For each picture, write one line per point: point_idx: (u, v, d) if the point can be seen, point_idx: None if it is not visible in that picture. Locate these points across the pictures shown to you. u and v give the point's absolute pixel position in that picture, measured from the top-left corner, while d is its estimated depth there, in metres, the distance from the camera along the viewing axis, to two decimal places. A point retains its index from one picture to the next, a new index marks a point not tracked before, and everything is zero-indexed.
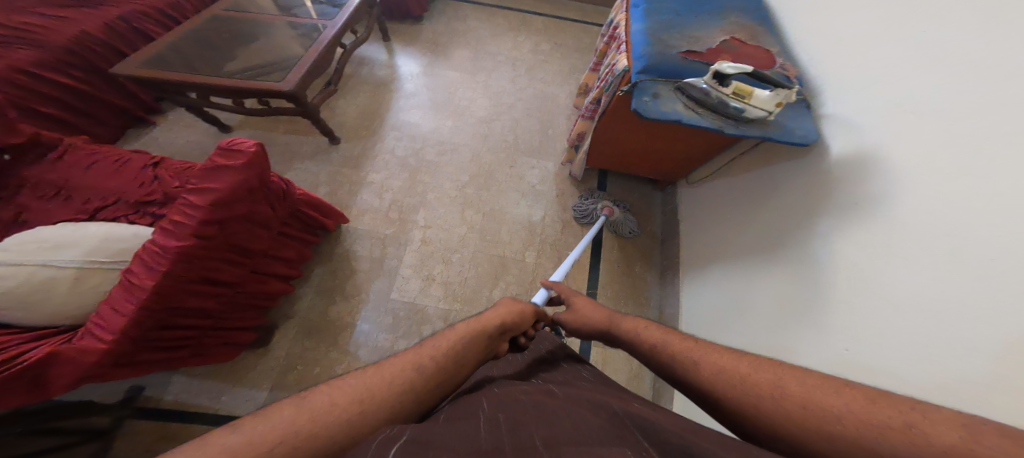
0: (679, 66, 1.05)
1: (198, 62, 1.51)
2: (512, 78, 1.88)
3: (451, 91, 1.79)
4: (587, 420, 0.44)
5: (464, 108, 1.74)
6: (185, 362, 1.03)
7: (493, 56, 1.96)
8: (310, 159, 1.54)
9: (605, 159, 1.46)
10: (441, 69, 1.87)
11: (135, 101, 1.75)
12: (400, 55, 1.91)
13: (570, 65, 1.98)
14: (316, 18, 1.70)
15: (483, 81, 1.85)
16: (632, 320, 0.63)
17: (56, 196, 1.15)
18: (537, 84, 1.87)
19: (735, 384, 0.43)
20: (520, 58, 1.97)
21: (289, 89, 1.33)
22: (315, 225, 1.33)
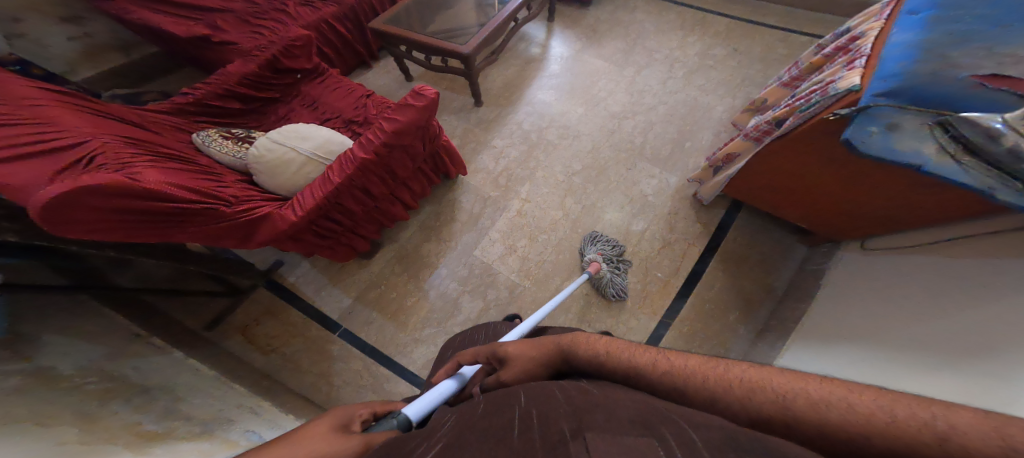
0: (962, 94, 0.71)
1: (416, 24, 1.85)
2: (662, 80, 1.72)
3: (592, 80, 1.75)
4: (618, 408, 0.39)
5: (601, 99, 1.68)
6: (328, 251, 1.32)
7: (651, 53, 1.83)
8: (453, 113, 1.76)
9: (751, 189, 1.20)
10: (589, 57, 1.84)
11: (369, 48, 2.22)
12: (556, 37, 1.96)
13: (742, 76, 1.69)
14: None
15: (629, 76, 1.75)
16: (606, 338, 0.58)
17: (309, 105, 1.63)
18: (692, 91, 1.66)
19: (726, 383, 0.40)
20: (680, 60, 1.79)
21: (466, 52, 1.52)
22: (441, 169, 1.51)
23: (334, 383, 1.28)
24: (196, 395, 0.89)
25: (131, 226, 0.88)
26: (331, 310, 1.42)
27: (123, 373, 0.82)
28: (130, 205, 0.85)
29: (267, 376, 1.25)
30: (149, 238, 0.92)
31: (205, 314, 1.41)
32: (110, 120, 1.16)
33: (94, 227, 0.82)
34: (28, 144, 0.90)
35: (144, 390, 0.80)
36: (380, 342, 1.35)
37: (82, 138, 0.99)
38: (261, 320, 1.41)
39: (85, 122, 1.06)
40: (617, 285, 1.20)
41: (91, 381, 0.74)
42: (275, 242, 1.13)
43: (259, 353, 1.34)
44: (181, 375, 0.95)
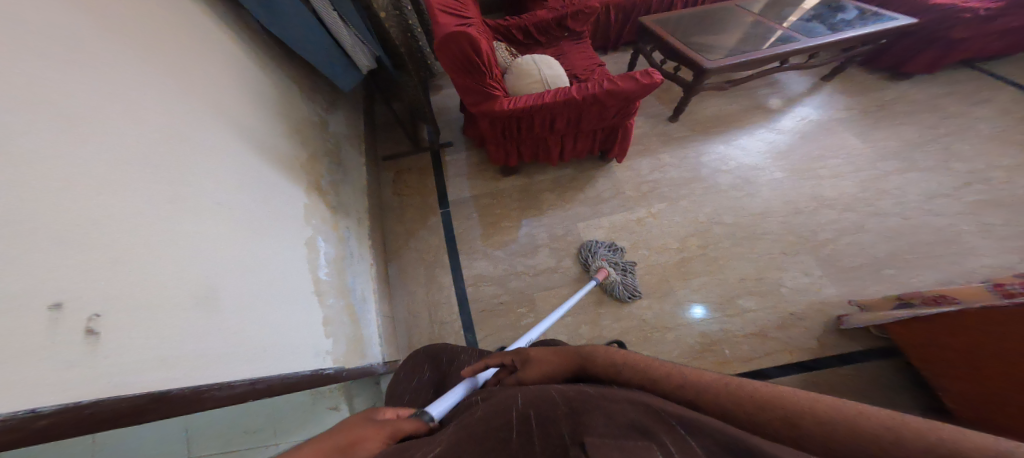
0: None
1: (683, 30, 1.94)
2: (897, 185, 1.62)
3: (819, 154, 1.77)
4: (617, 406, 0.40)
5: (815, 176, 1.68)
6: (498, 148, 1.62)
7: (903, 157, 1.73)
8: (647, 117, 2.01)
9: (939, 342, 0.99)
10: (841, 131, 1.87)
11: (620, 38, 2.51)
12: (808, 101, 2.05)
13: (1004, 231, 1.44)
14: (793, 32, 1.87)
15: (865, 167, 1.70)
16: (601, 350, 0.56)
17: (557, 55, 1.99)
18: (922, 211, 1.52)
19: (730, 400, 0.40)
20: (941, 174, 1.65)
21: (708, 67, 1.63)
22: (606, 146, 1.71)
23: (411, 242, 1.60)
24: (350, 185, 1.45)
25: (452, 65, 1.30)
26: (452, 192, 1.74)
27: (340, 148, 1.47)
28: (465, 56, 1.26)
29: (381, 210, 1.66)
30: (449, 71, 1.33)
31: (390, 150, 1.94)
32: (475, 8, 1.73)
33: (444, 51, 1.26)
34: (451, 9, 1.43)
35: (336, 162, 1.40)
36: (462, 236, 1.59)
37: (464, 9, 1.52)
38: (412, 174, 1.83)
39: (469, 5, 1.62)
40: (631, 284, 1.33)
41: (325, 141, 1.37)
42: (482, 114, 1.46)
43: (395, 192, 1.76)
44: (359, 171, 1.57)
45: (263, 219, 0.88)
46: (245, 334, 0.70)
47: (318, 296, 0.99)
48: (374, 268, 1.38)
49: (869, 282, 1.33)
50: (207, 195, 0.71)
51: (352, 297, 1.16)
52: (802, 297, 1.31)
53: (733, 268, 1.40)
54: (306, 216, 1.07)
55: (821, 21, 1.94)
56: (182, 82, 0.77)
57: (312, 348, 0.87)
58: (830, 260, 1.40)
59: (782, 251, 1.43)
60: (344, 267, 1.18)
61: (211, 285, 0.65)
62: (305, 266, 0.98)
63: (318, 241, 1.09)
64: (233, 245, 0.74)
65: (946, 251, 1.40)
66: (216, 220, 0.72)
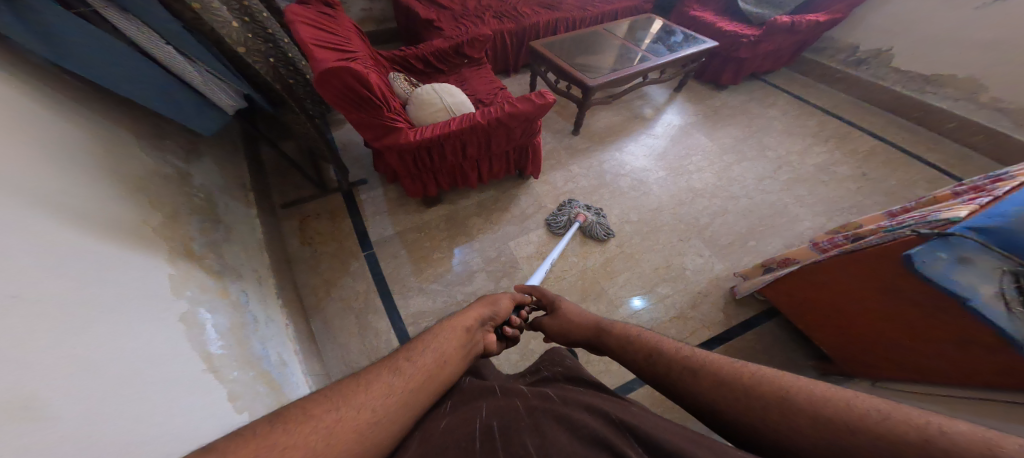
0: None
1: (566, 53, 2.19)
2: (740, 173, 2.09)
3: (687, 153, 2.17)
4: (579, 419, 0.45)
5: (688, 172, 2.05)
6: (414, 180, 1.58)
7: (740, 150, 2.25)
8: (552, 133, 2.20)
9: (794, 294, 1.30)
10: (698, 133, 2.34)
11: (515, 62, 2.71)
12: (671, 109, 2.50)
13: (808, 198, 1.97)
14: (643, 51, 2.29)
15: (719, 160, 2.16)
16: (622, 328, 0.70)
17: (460, 81, 2.04)
18: (760, 191, 1.99)
19: (733, 378, 0.51)
20: (765, 161, 2.19)
21: (591, 85, 1.89)
22: (522, 165, 1.81)
23: (333, 293, 1.43)
24: (240, 246, 1.23)
25: (341, 101, 1.24)
26: (372, 232, 1.62)
27: (218, 204, 1.25)
28: (356, 91, 1.20)
29: (289, 264, 1.46)
30: (340, 107, 1.25)
31: (288, 196, 1.73)
32: (361, 40, 1.67)
33: (330, 87, 1.18)
34: (332, 44, 1.36)
35: (215, 221, 1.18)
36: (392, 276, 1.49)
37: (346, 42, 1.46)
38: (320, 218, 1.65)
39: (352, 37, 1.56)
40: (603, 224, 1.67)
41: (194, 198, 1.15)
42: (388, 148, 1.41)
43: (302, 241, 1.57)
44: (249, 226, 1.35)
45: (106, 299, 0.68)
46: (105, 431, 0.52)
47: (213, 373, 0.80)
48: (290, 328, 1.20)
49: (740, 253, 1.68)
50: (3, 276, 0.53)
51: (266, 365, 0.98)
52: (703, 275, 1.58)
53: (646, 260, 1.61)
54: (175, 288, 0.87)
55: (661, 43, 2.40)
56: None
57: (224, 438, 0.71)
58: (712, 240, 1.72)
59: (678, 239, 1.70)
60: (247, 335, 0.99)
61: (31, 389, 0.48)
62: (187, 345, 0.79)
63: (199, 316, 0.88)
64: (59, 334, 0.56)
65: (780, 218, 1.85)
66: (22, 306, 0.53)
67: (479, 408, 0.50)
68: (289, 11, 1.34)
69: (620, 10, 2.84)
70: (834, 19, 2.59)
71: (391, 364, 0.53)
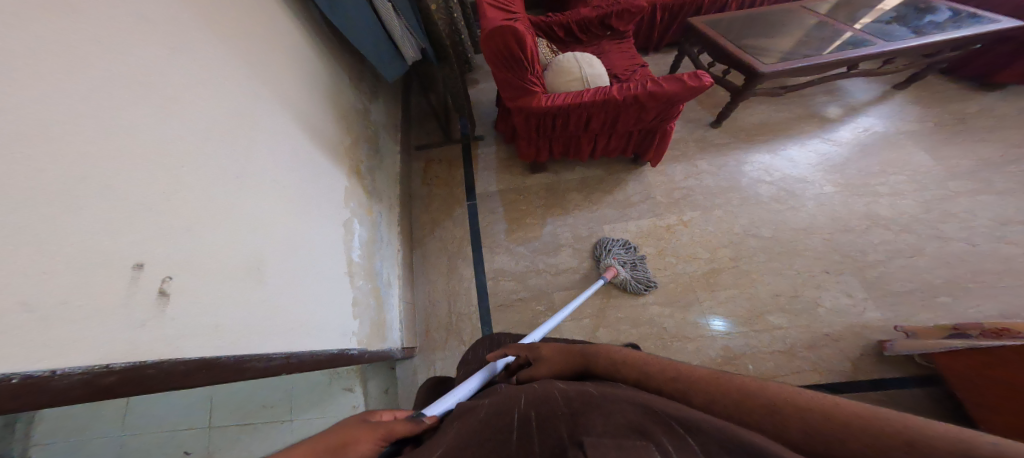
0: None
1: (734, 31, 1.86)
2: (965, 208, 1.48)
3: (876, 169, 1.64)
4: (613, 405, 0.40)
5: (869, 193, 1.56)
6: (529, 145, 1.63)
7: (976, 177, 1.57)
8: (686, 121, 1.94)
9: (979, 371, 0.94)
10: (905, 146, 1.72)
11: (664, 39, 2.45)
12: (868, 111, 1.91)
13: None
14: (867, 35, 1.74)
15: (929, 186, 1.56)
16: (597, 347, 0.59)
17: (597, 53, 1.96)
18: (995, 238, 1.38)
19: (700, 389, 0.43)
20: (1021, 199, 1.49)
21: (764, 71, 1.56)
22: (641, 150, 1.67)
23: (436, 231, 1.63)
24: (384, 171, 1.50)
25: (494, 61, 1.32)
26: (479, 185, 1.76)
27: (379, 134, 1.54)
28: (510, 49, 1.27)
29: (409, 197, 1.71)
30: (488, 63, 1.34)
31: (422, 140, 2.00)
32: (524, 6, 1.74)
33: (489, 43, 1.27)
34: (501, 5, 1.46)
35: (373, 145, 1.46)
36: (485, 229, 1.61)
37: (513, 6, 1.54)
38: (442, 165, 1.87)
39: (518, 2, 1.64)
40: (642, 278, 1.33)
41: (366, 125, 1.44)
42: (519, 110, 1.46)
43: (423, 180, 1.81)
44: (393, 157, 1.63)
45: (310, 196, 0.94)
46: (284, 306, 0.74)
47: (348, 276, 1.03)
48: (399, 254, 1.42)
49: (919, 312, 1.22)
50: (262, 175, 0.76)
51: (378, 281, 1.20)
52: (837, 318, 1.22)
53: (766, 284, 1.32)
54: (346, 199, 1.12)
55: (903, 24, 1.79)
56: (251, 63, 0.84)
57: (342, 327, 0.93)
58: (876, 284, 1.30)
59: (822, 270, 1.34)
60: (374, 251, 1.23)
61: (259, 260, 0.69)
62: (341, 246, 1.03)
63: (354, 225, 1.14)
64: (279, 221, 0.79)
65: (1017, 284, 1.26)
66: (267, 198, 0.76)
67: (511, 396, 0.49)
68: None
69: None
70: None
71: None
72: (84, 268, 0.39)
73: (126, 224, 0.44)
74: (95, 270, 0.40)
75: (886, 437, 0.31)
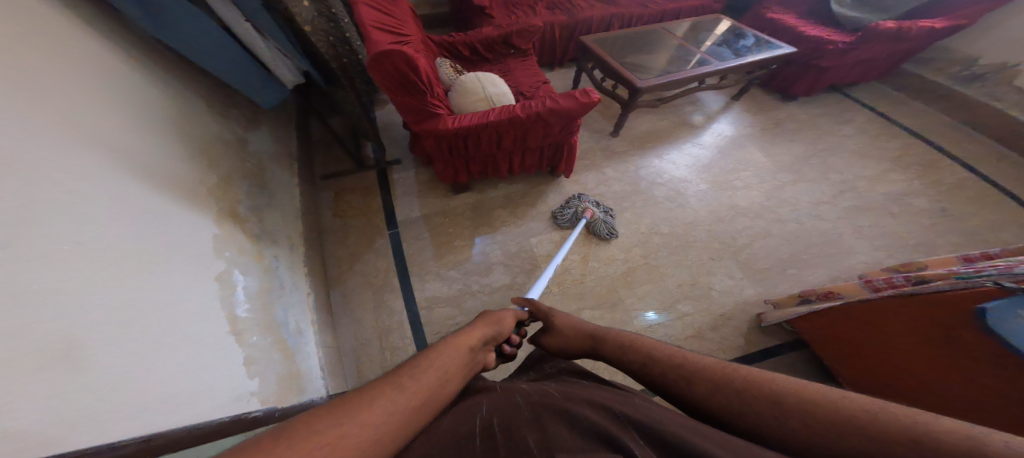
0: None
1: (617, 51, 2.12)
2: (793, 194, 1.93)
3: (734, 168, 2.03)
4: (576, 411, 0.42)
5: (733, 188, 1.92)
6: (445, 166, 1.61)
7: (797, 170, 2.07)
8: (590, 133, 2.15)
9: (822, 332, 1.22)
10: (751, 148, 2.18)
11: (562, 56, 2.68)
12: (723, 119, 2.36)
13: (871, 230, 1.78)
14: (703, 54, 2.16)
15: (770, 179, 2.00)
16: (611, 333, 0.69)
17: (503, 72, 2.05)
18: (814, 216, 1.83)
19: (718, 378, 0.48)
20: (824, 184, 2.00)
21: (641, 87, 1.82)
22: (555, 164, 1.80)
23: (355, 266, 1.50)
24: (279, 210, 1.33)
25: (392, 84, 1.29)
26: (400, 212, 1.68)
27: (266, 168, 1.36)
28: (406, 72, 1.24)
29: (319, 232, 1.55)
30: (385, 86, 1.29)
31: (329, 169, 1.84)
32: (415, 25, 1.71)
33: (381, 66, 1.22)
34: (389, 27, 1.42)
35: (260, 181, 1.28)
36: (412, 257, 1.54)
37: (403, 27, 1.51)
38: (354, 193, 1.74)
39: (408, 22, 1.61)
40: (609, 224, 1.63)
41: (247, 161, 1.26)
42: (426, 133, 1.44)
43: (334, 213, 1.66)
44: (290, 192, 1.46)
45: (158, 250, 0.76)
46: (126, 392, 0.57)
47: (235, 336, 0.87)
48: (311, 298, 1.27)
49: (776, 281, 1.55)
50: (62, 228, 0.59)
51: (284, 333, 1.05)
52: (729, 298, 1.48)
53: (671, 275, 1.53)
54: (216, 249, 0.95)
55: (728, 46, 2.26)
56: (20, 87, 0.64)
57: (236, 400, 0.77)
58: (747, 263, 1.60)
59: (709, 257, 1.60)
60: (272, 301, 1.07)
61: (69, 336, 0.53)
62: (217, 304, 0.86)
63: (233, 276, 0.96)
64: (104, 283, 0.62)
65: (831, 249, 1.68)
66: (74, 257, 0.59)
67: (477, 408, 0.49)
68: None
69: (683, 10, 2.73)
70: (953, 26, 2.27)
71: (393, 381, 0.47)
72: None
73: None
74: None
75: (895, 432, 0.34)
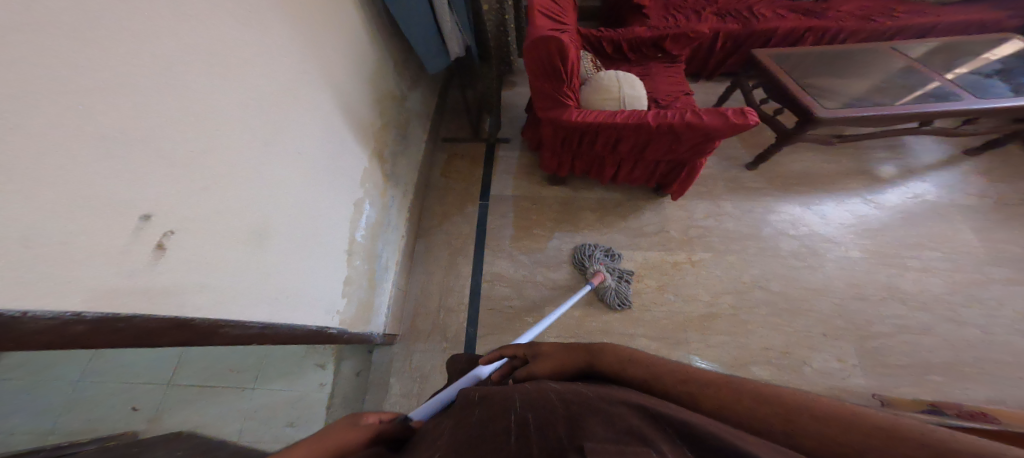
0: None
1: (800, 68, 1.80)
2: (996, 297, 1.39)
3: (905, 240, 1.56)
4: (614, 408, 0.38)
5: (894, 264, 1.48)
6: (554, 158, 1.65)
7: (1015, 268, 1.48)
8: (717, 157, 1.91)
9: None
10: (943, 220, 1.63)
11: (716, 68, 2.41)
12: (912, 175, 1.82)
13: None
14: (951, 86, 1.66)
15: (963, 268, 1.48)
16: (599, 346, 0.54)
17: (642, 74, 1.95)
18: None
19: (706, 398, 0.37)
20: None
21: (822, 116, 1.51)
22: (664, 182, 1.66)
23: (445, 225, 1.67)
24: (407, 159, 1.55)
25: (538, 67, 1.34)
26: (495, 187, 1.79)
27: (410, 123, 1.60)
28: (555, 59, 1.30)
29: (426, 187, 1.77)
30: (529, 70, 1.36)
31: (450, 134, 2.05)
32: (573, 18, 1.76)
33: (534, 50, 1.30)
34: (553, 16, 1.50)
35: (402, 134, 1.52)
36: (494, 232, 1.64)
37: (564, 18, 1.57)
38: (463, 162, 1.91)
39: (569, 12, 1.67)
40: (622, 292, 1.37)
41: (399, 114, 1.50)
42: (547, 121, 1.48)
43: (442, 174, 1.86)
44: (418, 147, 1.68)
45: (330, 176, 0.99)
46: (274, 276, 0.78)
47: (348, 255, 1.09)
48: (403, 241, 1.47)
49: (917, 395, 1.17)
50: (289, 145, 0.81)
51: (376, 264, 1.25)
52: (821, 379, 1.19)
53: (760, 336, 1.29)
54: (363, 180, 1.17)
55: (1002, 81, 1.69)
56: (303, 34, 0.89)
57: (326, 301, 0.97)
58: (881, 361, 1.24)
59: (823, 333, 1.29)
60: (378, 234, 1.28)
61: (262, 225, 0.73)
62: (347, 224, 1.09)
63: (365, 205, 1.18)
64: (296, 190, 0.84)
65: None
66: (286, 167, 0.80)
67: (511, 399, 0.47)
68: None
69: (914, 28, 2.13)
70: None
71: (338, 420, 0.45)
72: (83, 216, 0.42)
73: (151, 179, 0.49)
74: (94, 217, 0.43)
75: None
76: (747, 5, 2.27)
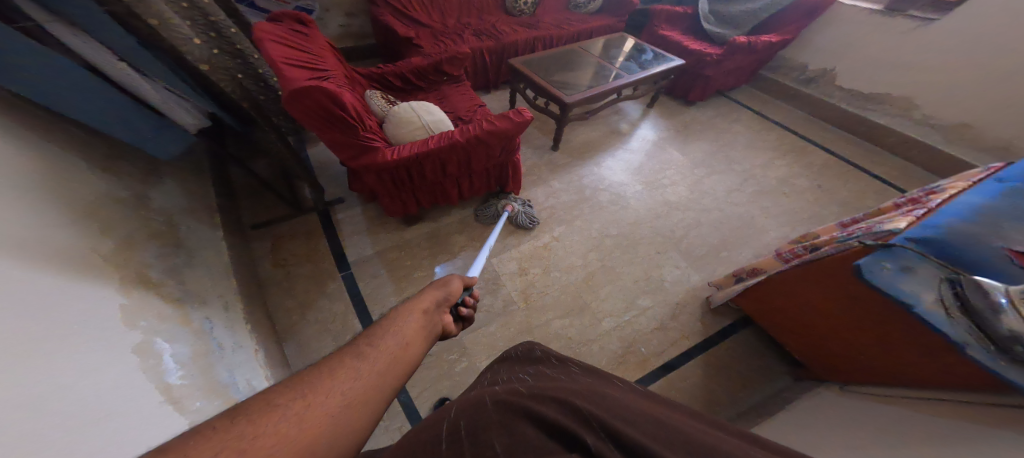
0: (983, 260, 0.82)
1: (544, 70, 2.27)
2: (713, 186, 2.21)
3: (661, 168, 2.27)
4: (542, 409, 0.43)
5: (663, 186, 2.14)
6: (391, 200, 1.56)
7: (712, 166, 2.37)
8: (533, 149, 2.25)
9: (761, 306, 1.40)
10: (671, 149, 2.45)
11: (495, 78, 2.77)
12: (644, 124, 2.64)
13: (774, 209, 2.11)
14: (617, 70, 2.40)
15: (693, 175, 2.27)
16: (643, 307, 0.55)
17: (440, 98, 2.06)
18: (732, 203, 2.11)
19: None
20: (734, 174, 2.32)
21: (569, 102, 1.96)
22: (502, 183, 1.84)
23: (307, 318, 1.37)
24: (209, 269, 1.17)
25: (313, 120, 1.23)
26: (351, 252, 1.58)
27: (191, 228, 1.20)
28: (334, 110, 1.21)
29: (259, 287, 1.40)
30: (308, 122, 1.23)
31: (259, 216, 1.67)
32: (335, 59, 1.66)
33: (302, 105, 1.17)
34: (307, 62, 1.37)
35: (181, 247, 1.10)
36: (370, 296, 1.46)
37: (321, 61, 1.47)
38: (293, 239, 1.60)
39: (326, 55, 1.57)
40: (530, 214, 1.78)
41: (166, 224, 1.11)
42: (365, 169, 1.40)
43: (275, 263, 1.51)
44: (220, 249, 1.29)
45: (65, 325, 0.64)
46: None
47: (172, 404, 0.73)
48: (260, 354, 1.13)
49: (712, 265, 1.75)
50: None
51: (233, 392, 0.90)
52: (676, 286, 1.64)
53: (626, 274, 1.65)
54: (129, 317, 0.78)
55: (634, 61, 2.53)
56: None
57: None
58: (688, 254, 1.78)
59: (656, 252, 1.76)
60: (211, 363, 0.92)
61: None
62: (142, 377, 0.71)
63: (157, 344, 0.80)
64: (19, 365, 0.52)
65: (749, 230, 1.95)
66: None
67: (447, 411, 0.48)
68: (260, 29, 1.34)
69: (594, 29, 3.01)
70: (784, 40, 2.80)
71: (352, 352, 0.43)
72: None
73: None
74: None
75: None
76: (487, 25, 2.68)
